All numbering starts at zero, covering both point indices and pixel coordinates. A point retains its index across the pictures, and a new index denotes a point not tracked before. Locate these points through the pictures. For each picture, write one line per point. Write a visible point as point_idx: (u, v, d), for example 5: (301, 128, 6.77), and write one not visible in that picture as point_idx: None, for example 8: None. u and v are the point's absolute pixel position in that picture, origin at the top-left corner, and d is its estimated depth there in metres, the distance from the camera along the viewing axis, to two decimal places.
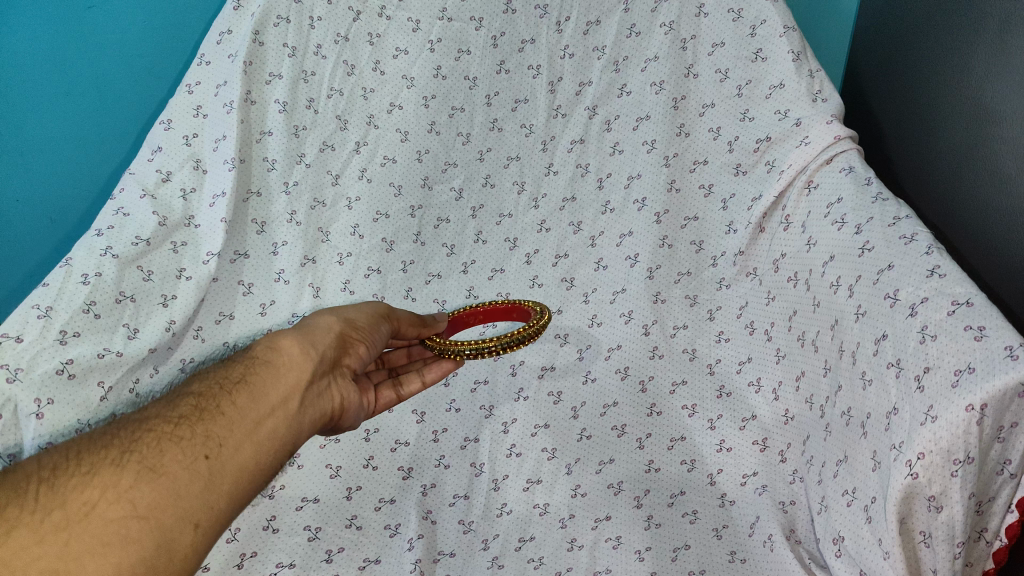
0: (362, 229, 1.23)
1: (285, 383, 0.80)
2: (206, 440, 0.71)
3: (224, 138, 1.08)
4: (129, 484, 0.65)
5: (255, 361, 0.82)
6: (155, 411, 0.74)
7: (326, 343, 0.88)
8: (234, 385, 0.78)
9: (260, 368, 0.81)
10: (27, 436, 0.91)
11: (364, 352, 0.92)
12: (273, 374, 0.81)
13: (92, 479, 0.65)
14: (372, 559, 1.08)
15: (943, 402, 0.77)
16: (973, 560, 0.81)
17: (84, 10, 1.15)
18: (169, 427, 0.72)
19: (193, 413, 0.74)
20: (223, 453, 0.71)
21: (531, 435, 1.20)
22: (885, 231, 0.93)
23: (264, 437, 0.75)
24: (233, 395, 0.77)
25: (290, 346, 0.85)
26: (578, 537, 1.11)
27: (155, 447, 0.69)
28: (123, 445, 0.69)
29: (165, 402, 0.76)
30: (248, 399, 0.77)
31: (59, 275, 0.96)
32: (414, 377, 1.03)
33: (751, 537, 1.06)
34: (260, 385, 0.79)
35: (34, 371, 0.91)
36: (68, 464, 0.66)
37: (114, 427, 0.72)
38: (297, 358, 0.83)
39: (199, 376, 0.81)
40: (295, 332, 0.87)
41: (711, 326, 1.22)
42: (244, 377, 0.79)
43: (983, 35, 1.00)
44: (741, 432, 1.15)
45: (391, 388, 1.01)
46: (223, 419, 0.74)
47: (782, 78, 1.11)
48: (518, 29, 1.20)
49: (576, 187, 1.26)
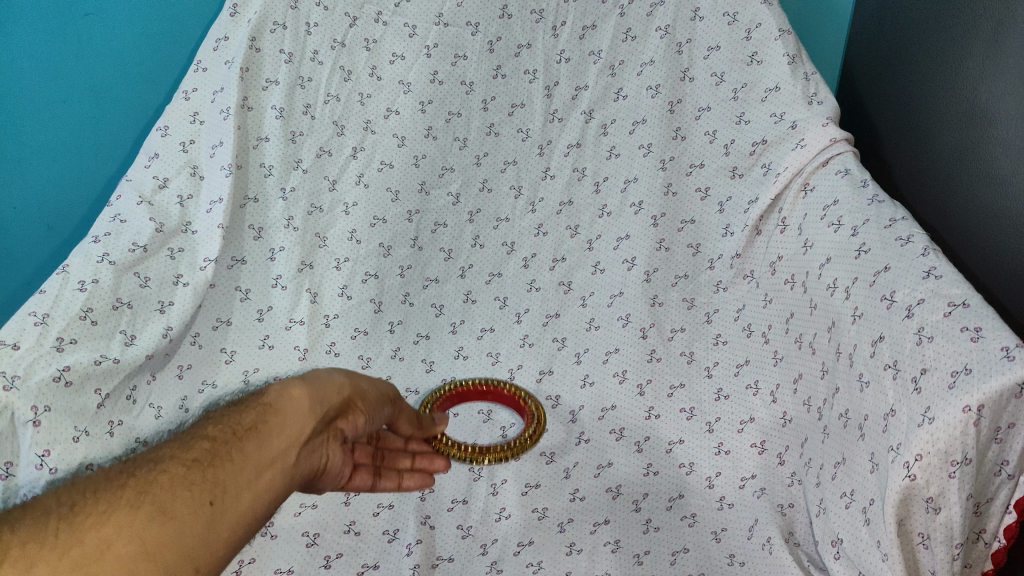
0: (360, 234, 1.22)
1: (288, 437, 0.74)
2: (212, 483, 0.67)
3: (222, 144, 1.09)
4: (142, 524, 0.62)
5: (262, 408, 0.76)
6: (168, 452, 0.70)
7: (336, 397, 0.81)
8: (243, 430, 0.73)
9: (268, 416, 0.75)
10: (23, 445, 0.86)
11: (364, 422, 0.85)
12: (284, 421, 0.75)
13: (108, 517, 0.61)
14: (370, 564, 1.04)
15: (940, 403, 0.76)
16: (972, 561, 0.81)
17: (81, 18, 1.16)
18: (182, 468, 0.67)
19: (206, 456, 0.70)
20: (229, 501, 0.67)
21: None
22: (881, 232, 0.93)
23: (266, 487, 0.70)
24: (241, 441, 0.72)
25: (302, 396, 0.78)
26: (577, 541, 1.06)
27: (166, 490, 0.65)
28: (138, 484, 0.65)
29: (179, 442, 0.72)
30: (255, 446, 0.72)
31: (55, 282, 0.95)
32: (393, 477, 0.96)
33: (751, 539, 1.02)
34: (268, 434, 0.73)
35: (31, 379, 0.87)
36: (88, 501, 0.63)
37: (130, 466, 0.68)
38: (303, 413, 0.77)
39: (210, 417, 0.76)
40: (303, 381, 0.80)
41: (710, 328, 1.22)
42: (254, 425, 0.74)
43: (977, 37, 1.01)
44: (740, 434, 1.13)
45: (369, 475, 0.92)
46: (233, 464, 0.69)
47: (777, 82, 1.11)
48: (514, 33, 1.21)
49: (573, 191, 1.27)
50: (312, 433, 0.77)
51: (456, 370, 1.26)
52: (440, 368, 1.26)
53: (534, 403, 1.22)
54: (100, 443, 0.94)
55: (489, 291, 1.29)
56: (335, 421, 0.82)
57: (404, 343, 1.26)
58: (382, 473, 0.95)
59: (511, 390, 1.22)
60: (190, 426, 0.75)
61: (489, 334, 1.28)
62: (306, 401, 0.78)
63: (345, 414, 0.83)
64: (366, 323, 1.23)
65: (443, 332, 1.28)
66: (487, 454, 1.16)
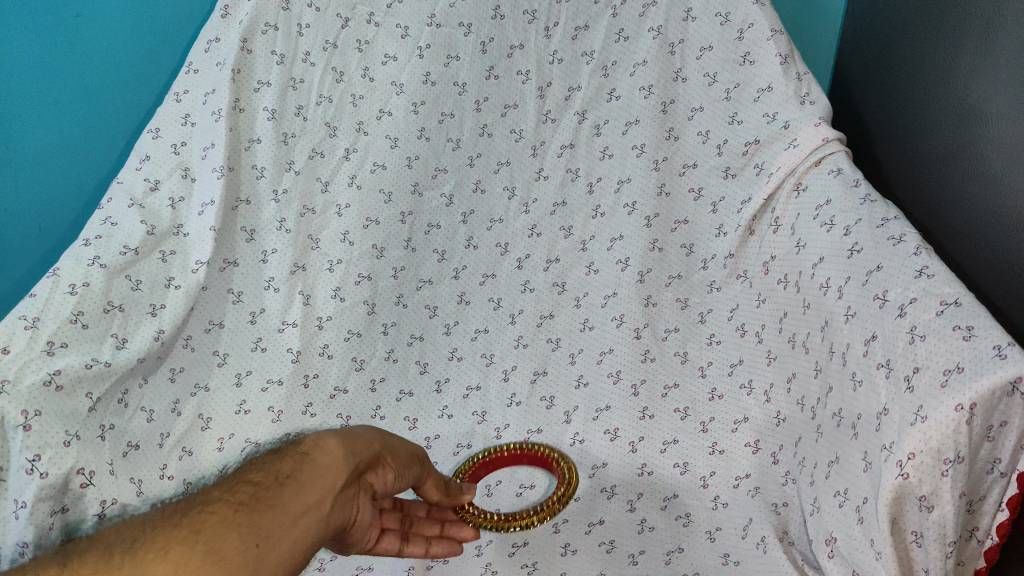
0: (352, 236, 1.22)
1: (322, 485, 0.71)
2: (255, 527, 0.65)
3: (213, 146, 1.08)
4: (188, 567, 0.60)
5: (299, 455, 0.73)
6: (213, 496, 0.68)
7: (368, 452, 0.77)
8: (283, 476, 0.70)
9: (305, 464, 0.72)
10: (14, 449, 0.85)
11: (394, 479, 0.80)
12: (319, 470, 0.72)
13: (162, 556, 0.60)
14: (365, 567, 1.03)
15: (931, 401, 0.77)
16: (964, 559, 0.81)
17: (73, 19, 1.16)
18: (227, 512, 0.66)
19: (248, 499, 0.67)
20: (269, 547, 0.64)
21: (524, 440, 1.22)
22: (873, 232, 0.93)
23: (303, 537, 0.67)
24: (281, 487, 0.69)
25: (337, 445, 0.75)
26: (572, 542, 1.07)
27: (213, 533, 0.63)
28: (188, 525, 0.64)
29: (225, 487, 0.70)
30: (293, 493, 0.69)
31: (46, 286, 0.95)
32: (420, 543, 0.87)
33: (743, 539, 1.03)
34: (306, 480, 0.70)
35: (22, 383, 0.86)
36: (140, 540, 0.62)
37: (178, 507, 0.67)
38: (338, 461, 0.73)
39: (252, 462, 0.74)
40: (336, 432, 0.77)
41: (703, 328, 1.21)
42: (292, 472, 0.71)
43: (968, 36, 1.01)
44: (733, 434, 1.14)
45: (397, 539, 0.84)
46: (274, 509, 0.67)
47: (770, 81, 1.11)
48: (506, 34, 1.21)
49: (567, 191, 1.27)
50: (345, 485, 0.73)
51: (450, 372, 1.26)
52: (435, 370, 1.26)
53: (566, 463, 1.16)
54: (91, 445, 0.93)
55: (482, 292, 1.29)
56: (365, 475, 0.78)
57: (399, 343, 1.25)
58: (409, 538, 0.86)
59: (545, 453, 1.17)
60: (235, 471, 0.73)
61: (484, 335, 1.28)
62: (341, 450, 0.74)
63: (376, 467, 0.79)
64: (359, 325, 1.23)
65: (437, 334, 1.27)
66: (514, 521, 1.09)
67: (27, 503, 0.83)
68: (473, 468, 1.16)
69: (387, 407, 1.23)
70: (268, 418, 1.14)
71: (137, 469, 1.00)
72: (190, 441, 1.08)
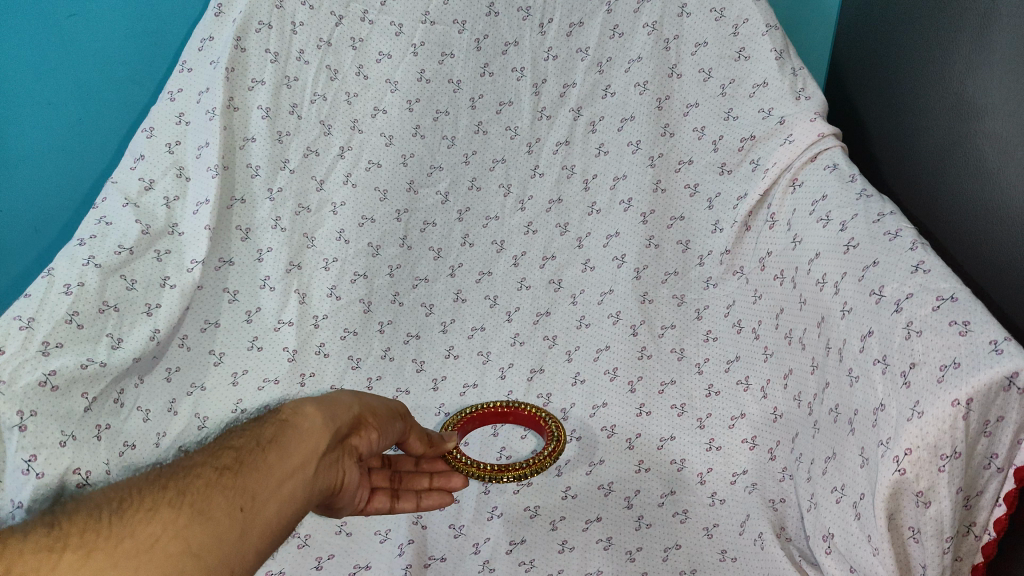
0: (348, 234, 1.21)
1: (307, 448, 0.71)
2: (243, 490, 0.63)
3: (207, 145, 1.08)
4: (183, 525, 0.58)
5: (280, 422, 0.72)
6: (196, 459, 0.66)
7: (349, 417, 0.78)
8: (267, 440, 0.69)
9: (287, 428, 0.71)
10: (10, 449, 0.85)
11: (377, 440, 0.81)
12: (303, 435, 0.71)
13: (153, 515, 0.58)
14: (362, 565, 1.03)
15: (929, 397, 0.77)
16: (962, 555, 0.81)
17: (66, 18, 1.16)
18: (214, 474, 0.64)
19: (234, 463, 0.66)
20: (260, 507, 0.63)
21: (520, 438, 1.21)
22: (869, 227, 0.93)
23: (292, 497, 0.67)
24: (265, 450, 0.68)
25: (318, 413, 0.75)
26: (569, 539, 1.06)
27: (202, 493, 0.62)
28: (176, 487, 0.62)
29: (206, 451, 0.68)
30: (278, 457, 0.68)
31: (40, 285, 0.94)
32: (411, 499, 0.91)
33: (741, 536, 1.02)
34: (291, 444, 0.70)
35: (16, 384, 0.86)
36: (127, 499, 0.60)
37: (160, 471, 0.65)
38: (320, 427, 0.73)
39: (229, 429, 0.73)
40: (314, 400, 0.77)
41: (699, 325, 1.21)
42: (276, 436, 0.70)
43: (965, 31, 1.01)
44: (730, 430, 1.14)
45: (388, 497, 0.89)
46: (261, 472, 0.65)
47: (765, 77, 1.11)
48: (501, 31, 1.21)
49: (562, 188, 1.27)
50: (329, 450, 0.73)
51: (447, 370, 1.25)
52: (432, 367, 1.24)
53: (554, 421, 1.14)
54: (87, 445, 0.93)
55: (479, 289, 1.28)
56: (347, 439, 0.78)
57: (393, 342, 1.25)
58: (399, 494, 0.90)
59: (531, 411, 1.16)
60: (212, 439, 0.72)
61: (480, 332, 1.27)
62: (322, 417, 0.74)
63: (358, 430, 0.79)
64: (355, 323, 1.22)
65: (433, 332, 1.26)
66: (506, 472, 1.06)
67: (23, 503, 0.82)
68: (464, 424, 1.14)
69: None
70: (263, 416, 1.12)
71: (134, 468, 0.99)
72: (186, 441, 1.06)
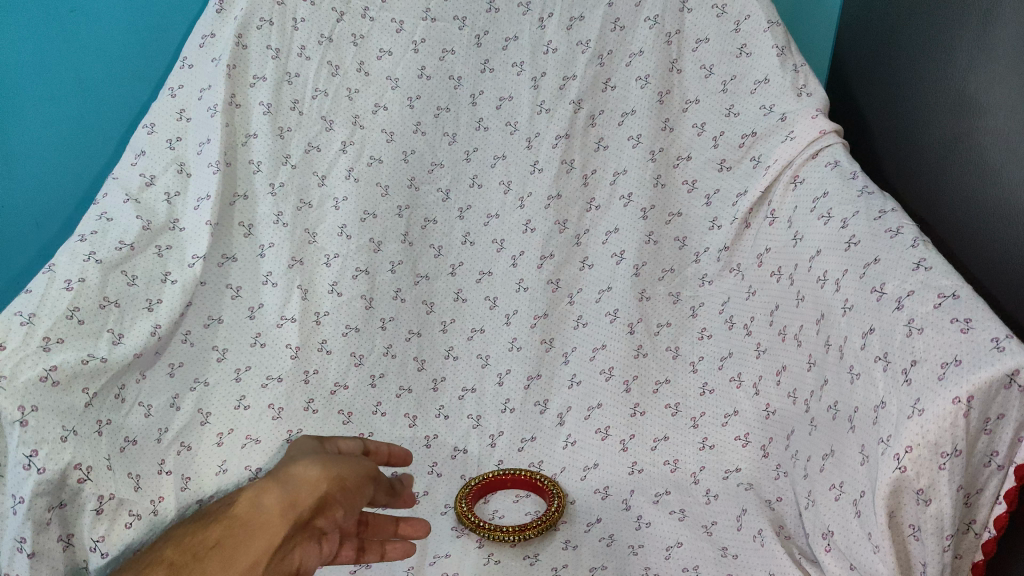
0: (350, 229, 1.20)
1: (258, 543, 0.78)
2: None
3: (208, 141, 1.09)
4: None
5: (232, 521, 0.81)
6: (163, 554, 0.80)
7: (312, 497, 0.81)
8: (208, 545, 0.79)
9: (236, 528, 0.80)
10: (11, 445, 0.84)
11: (342, 514, 0.84)
12: (256, 527, 0.79)
13: None
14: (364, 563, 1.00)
15: (929, 395, 0.76)
16: (962, 552, 0.81)
17: (68, 13, 1.17)
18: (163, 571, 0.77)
19: (182, 558, 0.79)
20: None
21: (518, 450, 1.21)
22: (871, 224, 0.93)
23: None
24: (206, 559, 0.78)
25: (274, 500, 0.81)
26: (573, 539, 1.05)
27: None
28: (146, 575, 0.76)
29: (174, 542, 0.82)
30: (220, 564, 0.77)
31: (41, 282, 0.95)
32: (377, 547, 0.89)
33: (740, 532, 1.01)
34: (234, 548, 0.78)
35: (17, 379, 0.85)
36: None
37: (140, 561, 0.80)
38: (274, 517, 0.80)
39: (177, 534, 0.84)
40: (274, 483, 0.82)
41: (694, 322, 1.22)
42: (218, 540, 0.80)
43: (968, 28, 1.02)
44: (724, 427, 1.15)
45: (354, 548, 0.88)
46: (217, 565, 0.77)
47: (766, 73, 1.14)
48: (501, 27, 1.22)
49: (561, 184, 1.23)
50: (287, 536, 0.79)
51: (446, 371, 1.25)
52: (432, 367, 1.24)
53: (551, 481, 1.14)
54: (89, 440, 0.91)
55: (479, 289, 1.26)
56: (312, 520, 0.82)
57: (396, 340, 1.23)
58: (365, 546, 0.89)
59: (529, 477, 1.15)
60: (178, 533, 0.84)
61: (479, 334, 1.25)
62: (277, 504, 0.80)
63: (323, 511, 0.83)
64: (358, 320, 1.20)
65: (434, 330, 1.25)
66: (520, 531, 1.04)
67: (25, 499, 0.82)
68: (472, 492, 1.12)
69: (388, 402, 1.21)
70: (269, 414, 1.12)
71: (134, 464, 0.98)
72: (189, 437, 1.06)
